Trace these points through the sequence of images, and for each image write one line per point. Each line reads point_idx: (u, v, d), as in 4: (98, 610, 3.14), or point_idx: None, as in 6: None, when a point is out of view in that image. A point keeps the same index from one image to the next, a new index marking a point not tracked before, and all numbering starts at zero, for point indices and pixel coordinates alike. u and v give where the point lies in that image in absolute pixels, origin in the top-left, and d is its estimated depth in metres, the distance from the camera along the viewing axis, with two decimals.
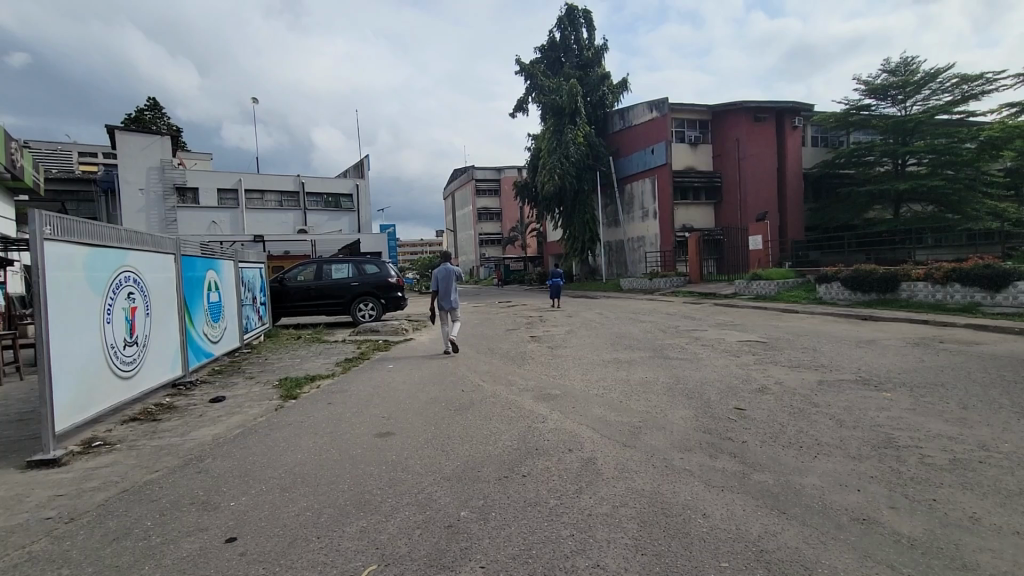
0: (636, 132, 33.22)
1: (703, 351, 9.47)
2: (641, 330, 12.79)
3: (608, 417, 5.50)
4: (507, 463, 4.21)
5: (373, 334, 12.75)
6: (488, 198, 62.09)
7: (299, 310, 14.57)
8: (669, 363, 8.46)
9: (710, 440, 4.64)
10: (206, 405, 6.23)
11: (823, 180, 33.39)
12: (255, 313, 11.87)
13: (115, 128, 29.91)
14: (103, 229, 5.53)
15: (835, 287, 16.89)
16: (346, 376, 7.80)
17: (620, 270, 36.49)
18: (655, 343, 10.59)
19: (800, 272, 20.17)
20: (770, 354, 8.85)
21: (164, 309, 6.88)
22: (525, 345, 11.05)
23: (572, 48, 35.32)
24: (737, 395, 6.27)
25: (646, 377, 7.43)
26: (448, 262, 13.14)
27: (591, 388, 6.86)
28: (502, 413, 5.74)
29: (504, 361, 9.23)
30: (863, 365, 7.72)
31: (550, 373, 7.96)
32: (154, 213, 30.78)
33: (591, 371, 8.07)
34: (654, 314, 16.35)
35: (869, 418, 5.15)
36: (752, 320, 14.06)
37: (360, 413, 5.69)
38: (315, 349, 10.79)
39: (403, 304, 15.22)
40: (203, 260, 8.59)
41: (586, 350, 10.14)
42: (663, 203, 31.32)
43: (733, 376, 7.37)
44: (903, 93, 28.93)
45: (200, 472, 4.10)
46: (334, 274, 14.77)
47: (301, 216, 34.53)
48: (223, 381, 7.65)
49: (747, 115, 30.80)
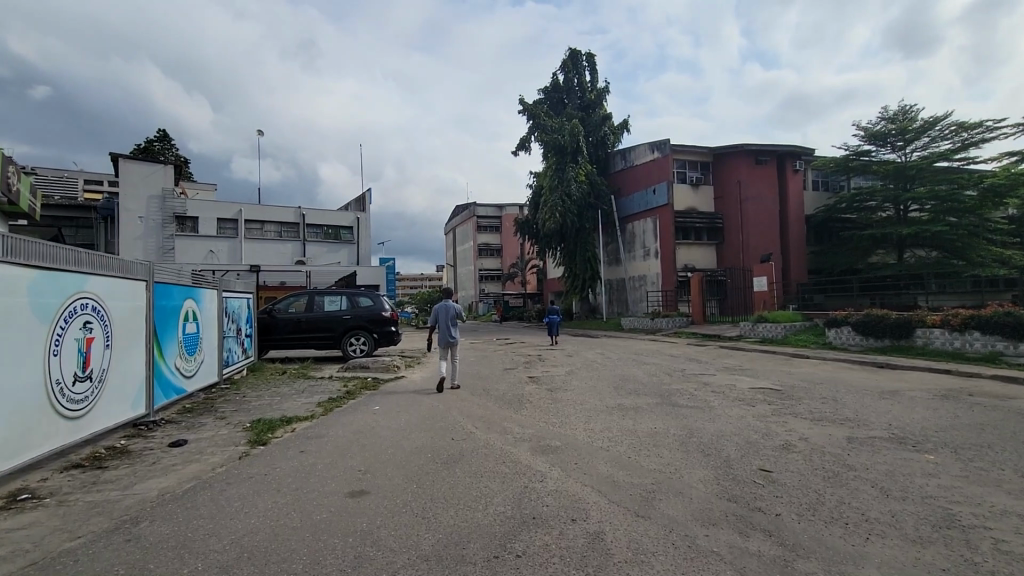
0: (637, 172, 33.34)
1: (714, 399, 8.80)
2: (646, 373, 12.12)
3: (617, 476, 4.85)
4: (498, 538, 3.54)
5: (362, 371, 12.05)
6: (488, 234, 62.19)
7: (288, 343, 13.91)
8: (678, 411, 7.80)
9: (738, 513, 3.98)
10: (163, 451, 5.52)
11: (825, 223, 33.23)
12: (239, 345, 11.21)
13: (119, 157, 29.97)
14: (59, 251, 5.03)
15: (845, 332, 16.29)
16: (326, 419, 7.12)
17: (621, 309, 35.88)
18: (662, 388, 9.90)
19: (807, 316, 19.58)
20: (788, 405, 8.18)
21: (128, 341, 6.28)
22: (523, 387, 10.36)
23: (574, 90, 35.86)
24: (760, 452, 5.61)
25: (654, 428, 6.78)
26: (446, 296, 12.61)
27: (596, 440, 6.19)
28: (495, 469, 5.05)
29: (500, 404, 8.54)
30: (894, 420, 7.08)
31: (548, 420, 7.28)
32: (152, 241, 30.47)
33: (595, 419, 7.40)
34: (658, 356, 15.66)
35: (918, 488, 4.55)
36: (762, 365, 13.38)
37: (334, 466, 5.00)
38: (298, 386, 10.09)
39: (397, 339, 14.55)
40: (182, 288, 8.04)
41: (588, 394, 9.45)
42: (664, 242, 31.05)
43: (751, 429, 6.73)
44: (903, 139, 29.07)
45: (130, 541, 3.41)
46: (326, 306, 14.22)
47: (300, 247, 34.24)
48: (190, 421, 6.93)
49: (749, 157, 30.94)
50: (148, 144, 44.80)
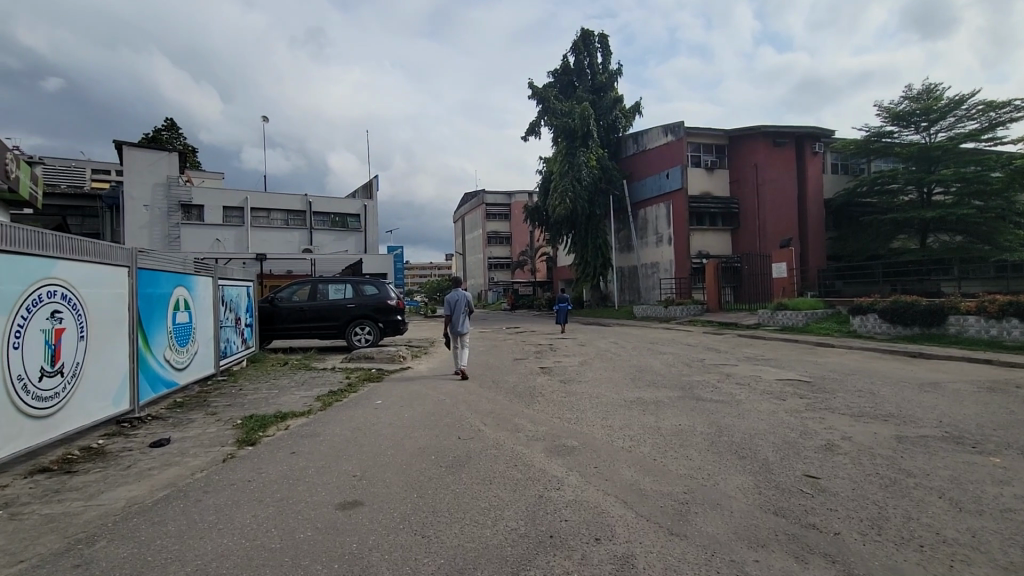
0: (650, 155, 32.45)
1: (739, 392, 8.19)
2: (663, 364, 11.50)
3: (644, 483, 4.28)
4: (509, 565, 3.01)
5: (367, 362, 11.57)
6: (498, 222, 61.43)
7: (291, 333, 13.47)
8: (703, 406, 7.23)
9: (790, 531, 3.40)
10: (142, 452, 5.05)
11: (844, 208, 32.18)
12: (238, 335, 10.78)
13: (123, 144, 29.66)
14: (18, 232, 4.53)
15: (871, 319, 15.56)
16: (323, 414, 6.61)
17: (633, 297, 35.17)
18: (682, 380, 9.31)
19: (829, 303, 18.82)
20: (822, 398, 7.56)
21: (108, 331, 5.81)
22: (535, 379, 9.82)
23: (585, 72, 34.86)
24: (801, 454, 5.02)
25: (678, 424, 6.22)
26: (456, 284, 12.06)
27: (616, 439, 5.63)
28: (506, 474, 4.50)
29: (510, 398, 8.00)
30: (943, 416, 6.44)
31: (562, 416, 6.73)
32: (158, 229, 30.21)
33: (612, 414, 6.84)
34: (675, 345, 15.05)
35: (993, 499, 3.94)
36: (785, 355, 12.71)
37: (326, 471, 4.49)
38: (299, 378, 9.62)
39: (403, 329, 14.07)
40: (171, 275, 7.55)
41: (604, 386, 8.89)
42: (678, 228, 30.20)
43: (785, 426, 6.13)
44: (927, 120, 27.86)
45: (78, 567, 2.91)
46: (330, 294, 13.75)
47: (307, 236, 33.85)
48: (178, 417, 6.46)
49: (766, 140, 29.94)
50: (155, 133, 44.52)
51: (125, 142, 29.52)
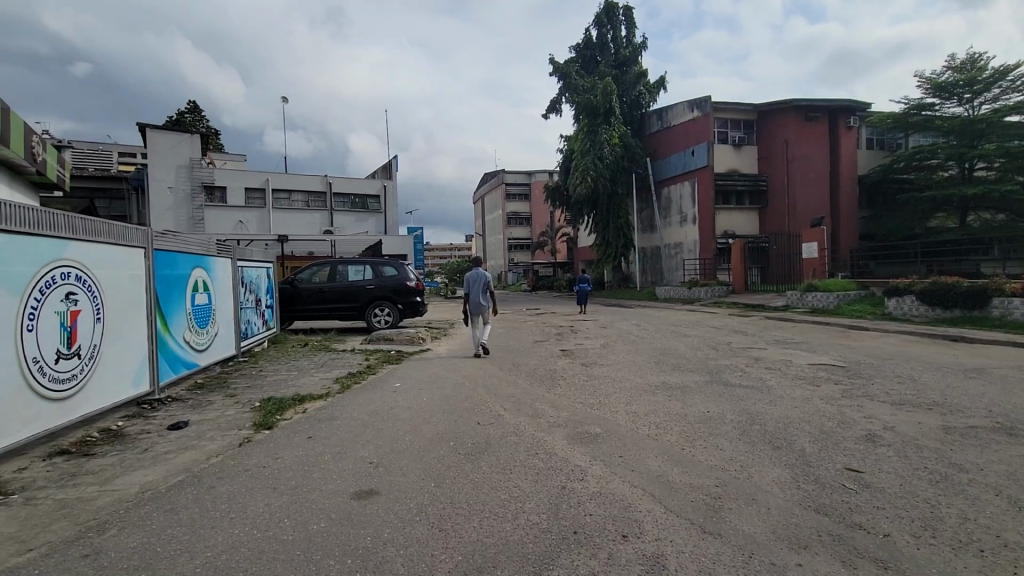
0: (674, 132, 31.51)
1: (770, 377, 7.85)
2: (688, 347, 11.18)
3: (672, 475, 4.04)
4: (530, 564, 2.82)
5: (386, 343, 11.51)
6: (518, 202, 60.88)
7: (311, 313, 13.49)
8: (732, 392, 6.94)
9: (835, 532, 3.15)
10: (160, 434, 5.01)
11: (879, 185, 30.86)
12: (259, 316, 10.80)
13: (147, 127, 29.99)
14: (27, 212, 4.44)
15: (908, 301, 14.89)
16: (341, 397, 6.52)
17: (655, 278, 34.55)
18: (708, 364, 9.00)
19: (862, 284, 18.10)
20: (859, 384, 7.19)
21: (126, 313, 5.77)
22: (556, 361, 9.62)
23: (608, 46, 33.84)
24: (840, 445, 4.73)
25: (707, 411, 5.96)
26: (476, 265, 11.90)
27: (641, 426, 5.41)
28: (527, 463, 4.32)
29: (530, 381, 7.82)
30: (993, 404, 6.04)
31: (584, 401, 6.52)
32: (182, 212, 30.65)
33: (637, 399, 6.61)
34: (700, 328, 14.66)
35: None
36: (816, 338, 12.25)
37: (342, 457, 4.36)
38: (319, 359, 9.60)
39: (422, 310, 13.99)
40: (188, 256, 7.49)
41: (627, 370, 8.64)
42: (703, 207, 29.39)
43: (821, 414, 5.81)
44: (971, 91, 26.34)
45: (87, 558, 2.83)
46: (350, 275, 13.71)
47: (328, 217, 33.99)
48: (198, 399, 6.43)
49: (797, 114, 28.74)
50: (179, 116, 44.96)
51: (148, 124, 29.85)
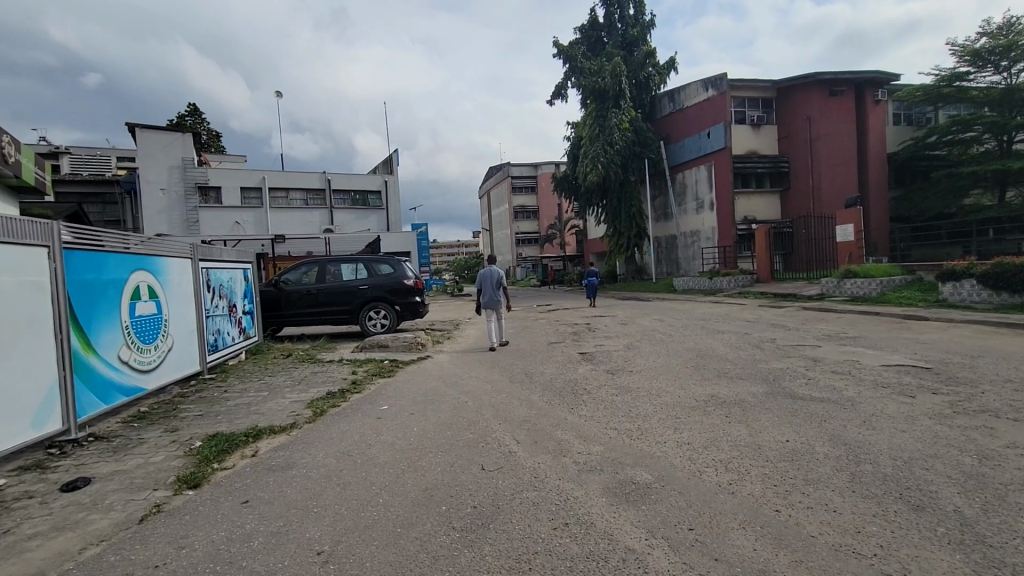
0: (688, 113, 29.83)
1: (844, 385, 6.31)
2: (728, 346, 9.70)
3: (781, 571, 2.61)
4: None
5: (380, 350, 10.09)
6: (525, 195, 59.35)
7: (300, 319, 12.16)
8: (808, 408, 5.43)
9: None
10: (42, 502, 3.65)
11: (909, 162, 28.96)
12: (233, 325, 9.45)
13: (137, 127, 28.86)
14: None
15: (966, 285, 13.30)
16: (311, 430, 5.14)
17: (671, 268, 32.92)
18: (760, 369, 7.46)
19: (907, 268, 16.50)
20: (967, 394, 5.67)
21: (17, 332, 4.42)
22: (575, 369, 8.11)
23: (615, 26, 32.20)
24: (1009, 500, 3.24)
25: (786, 442, 4.48)
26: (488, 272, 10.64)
27: (707, 469, 3.95)
28: (555, 548, 2.87)
29: (548, 397, 6.41)
30: None
31: (620, 427, 5.09)
32: (176, 214, 29.48)
33: (689, 424, 5.11)
34: (731, 322, 13.10)
35: None
36: (871, 331, 10.73)
37: (276, 546, 2.93)
38: (299, 374, 8.21)
39: (423, 312, 12.57)
40: (124, 257, 6.12)
41: (662, 378, 7.21)
42: (721, 191, 27.67)
43: (946, 443, 4.27)
44: (1008, 58, 24.38)
45: None
46: (341, 275, 12.36)
47: (327, 215, 32.80)
48: (128, 439, 5.07)
49: (821, 88, 26.92)
50: (179, 118, 43.98)
51: (138, 124, 28.73)
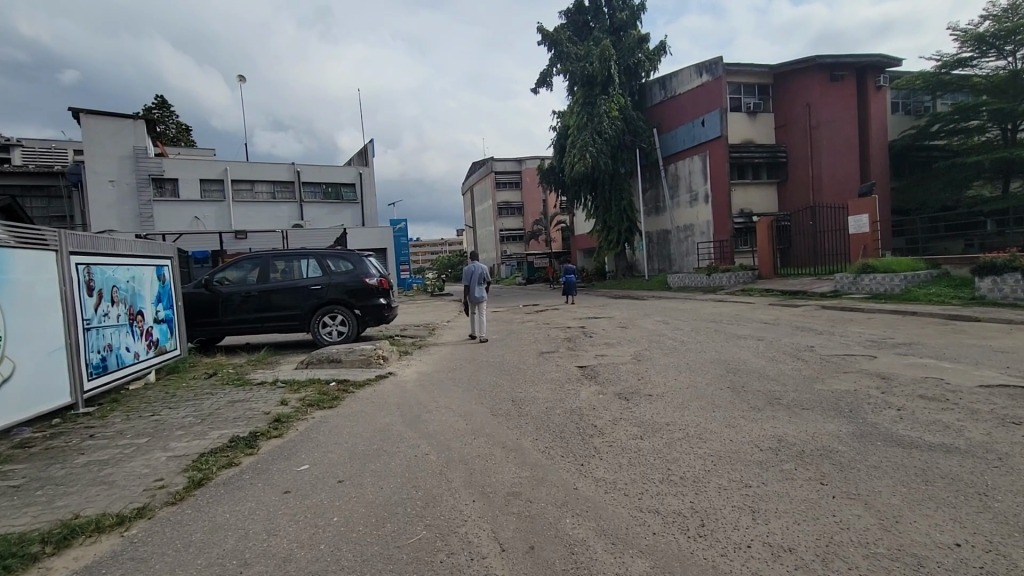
0: (681, 100, 28.16)
1: (958, 421, 4.53)
2: (760, 356, 7.91)
3: None
4: None
5: (330, 367, 8.06)
6: (509, 191, 57.38)
7: (241, 328, 10.11)
8: (940, 468, 3.59)
9: None
10: None
11: (909, 152, 27.71)
12: (137, 338, 7.33)
13: (80, 112, 26.22)
14: None
15: (1008, 280, 11.79)
16: (161, 527, 3.13)
17: (664, 264, 31.28)
18: (821, 393, 5.66)
19: (931, 262, 14.97)
20: None
21: None
22: (576, 392, 6.25)
23: (602, 10, 30.35)
24: None
25: (959, 550, 2.64)
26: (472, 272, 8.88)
27: None
28: None
29: (549, 443, 4.52)
30: None
31: (668, 509, 3.19)
32: (128, 208, 26.93)
33: (771, 502, 3.23)
34: (749, 324, 11.35)
35: None
36: (921, 335, 9.06)
37: None
38: (211, 403, 6.18)
39: (388, 317, 10.57)
40: None
41: (695, 408, 5.37)
42: (717, 181, 26.04)
43: None
44: (1013, 42, 22.80)
45: None
46: (291, 274, 10.30)
47: (297, 209, 30.54)
48: None
49: (822, 73, 25.38)
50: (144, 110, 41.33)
51: (82, 109, 26.07)
